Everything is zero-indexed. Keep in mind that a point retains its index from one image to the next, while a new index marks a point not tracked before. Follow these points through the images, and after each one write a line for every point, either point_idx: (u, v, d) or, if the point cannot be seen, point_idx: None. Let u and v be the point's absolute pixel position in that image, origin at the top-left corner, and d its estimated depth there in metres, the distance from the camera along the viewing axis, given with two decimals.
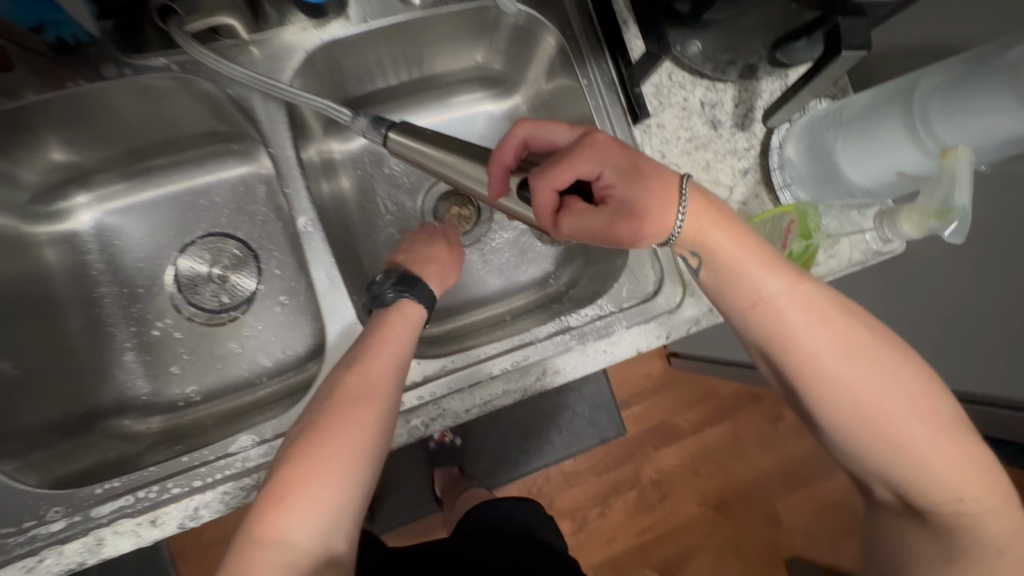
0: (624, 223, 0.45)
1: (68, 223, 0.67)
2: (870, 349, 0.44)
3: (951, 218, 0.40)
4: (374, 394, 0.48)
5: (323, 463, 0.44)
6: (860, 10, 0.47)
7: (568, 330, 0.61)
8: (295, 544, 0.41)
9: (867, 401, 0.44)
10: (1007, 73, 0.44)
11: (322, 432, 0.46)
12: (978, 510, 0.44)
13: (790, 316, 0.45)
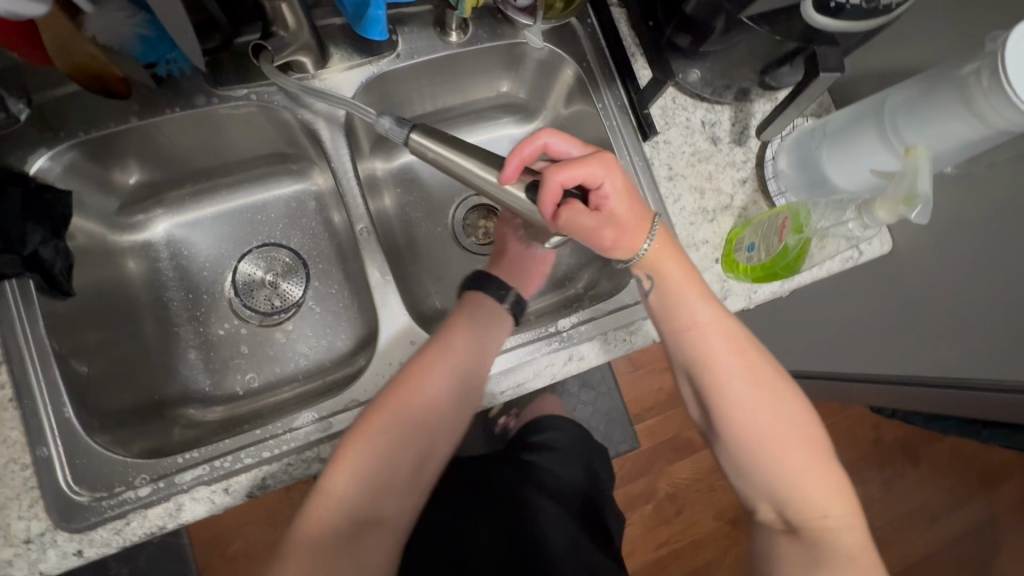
0: (608, 229, 0.57)
1: (145, 233, 0.75)
2: (771, 380, 0.60)
3: (915, 203, 0.46)
4: (446, 371, 0.61)
5: (395, 415, 0.59)
6: (833, 40, 0.56)
7: (591, 320, 0.67)
8: (354, 468, 0.56)
9: (759, 421, 0.59)
10: (956, 91, 0.52)
11: (396, 391, 0.59)
12: (837, 529, 0.57)
13: (713, 345, 0.60)
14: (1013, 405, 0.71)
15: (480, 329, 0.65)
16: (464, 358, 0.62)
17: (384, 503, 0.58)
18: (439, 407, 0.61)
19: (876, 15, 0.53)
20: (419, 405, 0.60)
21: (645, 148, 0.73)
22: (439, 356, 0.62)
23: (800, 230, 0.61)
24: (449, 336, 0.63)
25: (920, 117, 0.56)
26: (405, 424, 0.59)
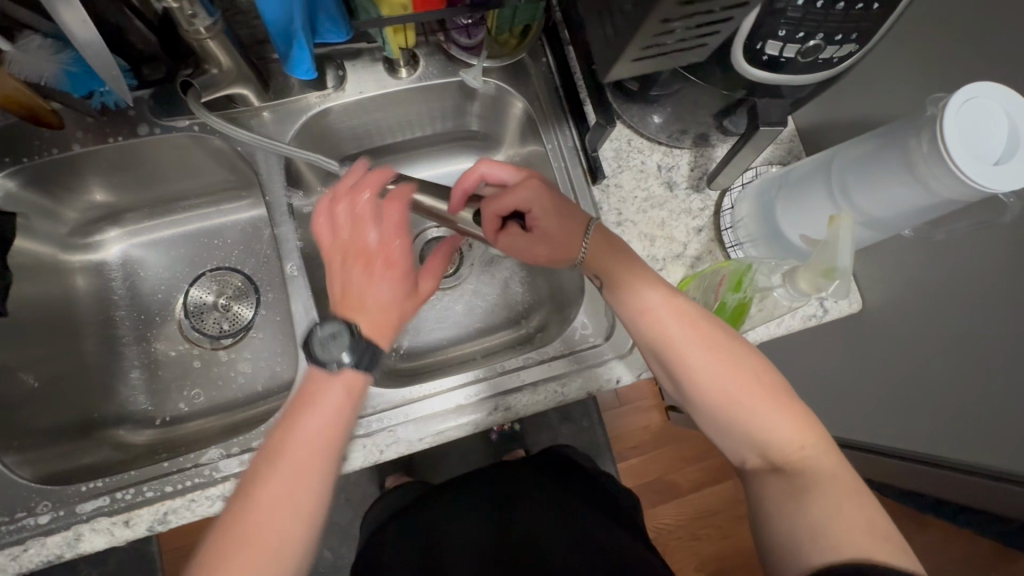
0: (544, 248, 0.59)
1: (100, 253, 0.77)
2: (724, 338, 0.53)
3: (834, 278, 0.48)
4: (314, 467, 0.48)
5: (255, 541, 0.44)
6: (774, 92, 0.53)
7: (521, 369, 0.65)
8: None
9: (725, 380, 0.52)
10: (901, 157, 0.49)
11: (246, 511, 0.45)
12: (818, 459, 0.50)
13: (666, 319, 0.53)
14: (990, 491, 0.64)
15: (348, 400, 0.52)
16: (332, 436, 0.50)
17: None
18: (315, 506, 0.48)
19: (819, 68, 0.50)
20: (292, 519, 0.46)
21: (594, 192, 0.70)
22: (298, 447, 0.48)
23: (737, 289, 0.57)
24: (307, 420, 0.49)
25: (868, 177, 0.53)
26: (276, 551, 0.45)
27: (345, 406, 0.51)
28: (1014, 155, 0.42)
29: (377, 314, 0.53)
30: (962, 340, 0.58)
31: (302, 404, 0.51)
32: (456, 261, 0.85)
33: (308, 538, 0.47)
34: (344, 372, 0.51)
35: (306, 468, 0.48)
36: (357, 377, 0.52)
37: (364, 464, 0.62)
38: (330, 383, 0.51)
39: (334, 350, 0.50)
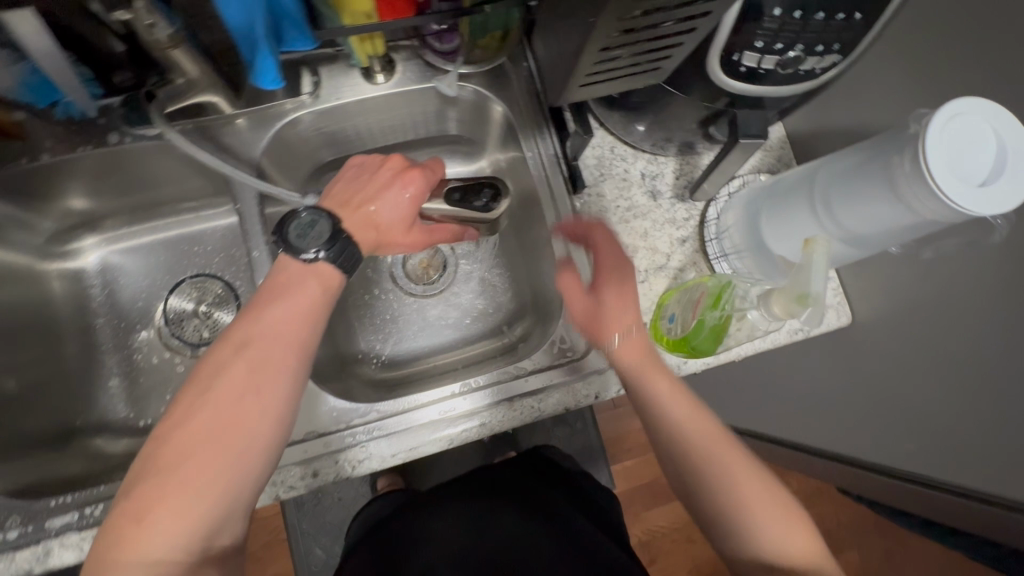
0: (585, 309, 0.58)
1: (78, 261, 0.77)
2: (683, 391, 0.53)
3: (807, 305, 0.47)
4: (280, 360, 0.50)
5: (222, 432, 0.47)
6: (755, 103, 0.51)
7: (498, 384, 0.64)
8: (179, 518, 0.44)
9: (685, 431, 0.52)
10: (883, 176, 0.47)
11: (213, 399, 0.47)
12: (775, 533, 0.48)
13: (630, 362, 0.55)
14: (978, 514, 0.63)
15: (321, 299, 0.54)
16: (302, 333, 0.52)
17: (229, 534, 0.47)
18: (283, 405, 0.50)
19: (801, 79, 0.48)
20: (259, 413, 0.48)
21: (575, 202, 0.69)
22: (267, 340, 0.50)
23: (715, 307, 0.56)
24: (276, 313, 0.52)
25: (852, 192, 0.51)
26: (242, 441, 0.47)
27: (318, 307, 0.54)
28: (1000, 177, 0.40)
29: (367, 234, 0.58)
30: (950, 363, 0.56)
31: (269, 293, 0.53)
32: (440, 267, 0.84)
33: (268, 436, 0.49)
34: (320, 263, 0.55)
35: (268, 377, 0.49)
36: (331, 272, 0.55)
37: (336, 480, 0.61)
38: (303, 281, 0.54)
39: (310, 240, 0.55)
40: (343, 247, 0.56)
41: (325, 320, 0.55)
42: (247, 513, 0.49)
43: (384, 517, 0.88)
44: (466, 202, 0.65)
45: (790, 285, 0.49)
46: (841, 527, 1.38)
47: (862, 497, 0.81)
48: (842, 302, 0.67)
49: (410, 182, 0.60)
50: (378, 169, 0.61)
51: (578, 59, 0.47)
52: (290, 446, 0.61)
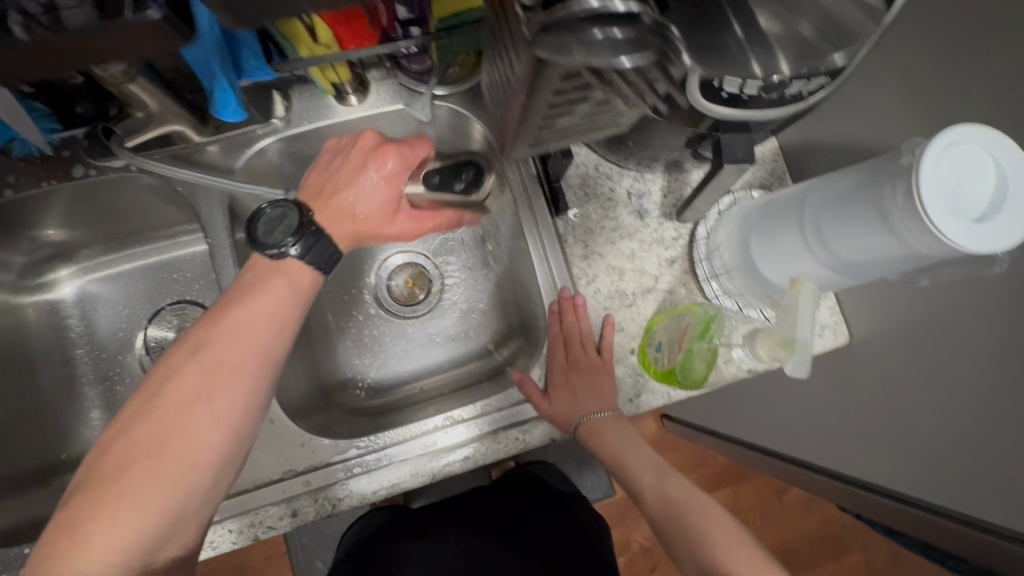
0: (565, 391, 0.62)
1: (54, 292, 0.75)
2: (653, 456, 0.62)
3: (791, 350, 0.46)
4: (234, 367, 0.50)
5: (169, 441, 0.47)
6: (740, 127, 0.48)
7: (482, 416, 0.63)
8: (117, 531, 0.44)
9: (664, 493, 0.59)
10: (878, 209, 0.44)
11: (162, 406, 0.48)
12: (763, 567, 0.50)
13: (611, 435, 0.61)
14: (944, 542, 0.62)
15: (289, 303, 0.53)
16: (263, 340, 0.51)
17: (177, 545, 0.48)
18: (236, 416, 0.50)
19: (786, 103, 0.45)
20: (208, 424, 0.48)
21: (557, 224, 0.67)
22: (223, 347, 0.50)
23: (703, 338, 0.56)
24: (238, 315, 0.51)
25: (844, 218, 0.48)
26: (191, 449, 0.47)
27: (286, 313, 0.53)
28: (999, 211, 0.38)
29: (342, 225, 0.56)
30: (950, 394, 0.54)
31: (240, 292, 0.52)
32: (426, 286, 0.82)
33: (220, 445, 0.49)
34: (288, 259, 0.54)
35: (222, 383, 0.49)
36: (305, 270, 0.54)
37: (316, 518, 0.60)
38: (269, 277, 0.53)
39: (277, 234, 0.54)
40: (315, 245, 0.54)
41: (297, 322, 0.54)
42: (196, 519, 0.49)
43: (378, 528, 0.82)
44: (446, 185, 0.57)
45: (776, 328, 0.48)
46: (844, 530, 1.36)
47: (861, 516, 0.79)
48: (839, 322, 0.67)
49: (387, 158, 0.57)
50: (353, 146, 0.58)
51: (523, 133, 0.46)
52: (269, 485, 0.60)
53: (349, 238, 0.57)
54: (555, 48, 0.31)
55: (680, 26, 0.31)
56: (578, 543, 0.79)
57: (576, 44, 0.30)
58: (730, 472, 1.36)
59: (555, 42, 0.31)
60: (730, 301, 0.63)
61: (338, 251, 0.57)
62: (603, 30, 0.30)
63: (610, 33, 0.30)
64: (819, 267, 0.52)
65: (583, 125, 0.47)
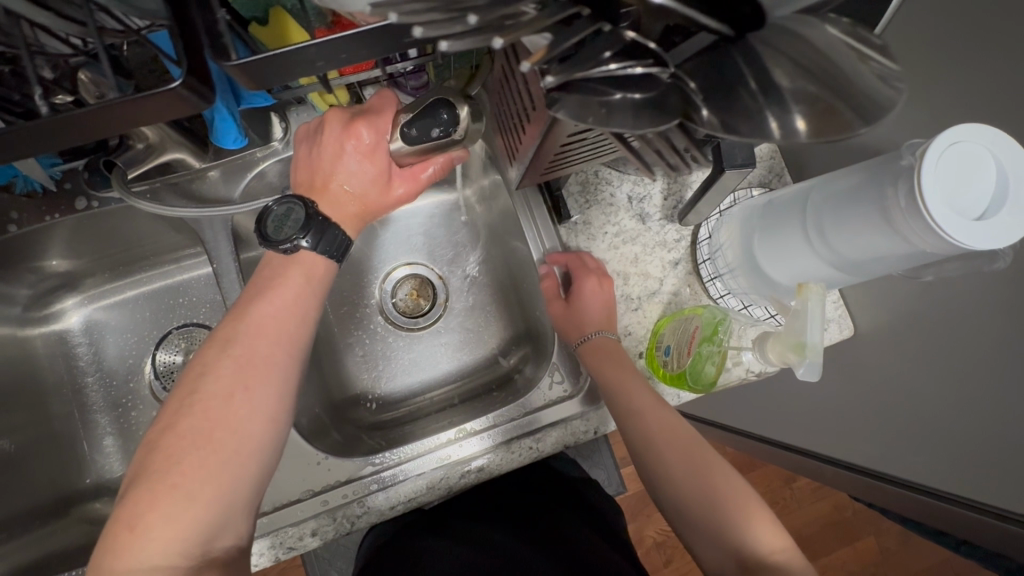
0: (562, 308, 0.64)
1: (61, 323, 0.75)
2: (647, 389, 0.58)
3: (804, 355, 0.46)
4: (268, 354, 0.49)
5: (213, 432, 0.45)
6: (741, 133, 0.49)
7: (496, 427, 0.63)
8: (174, 525, 0.42)
9: (658, 427, 0.55)
10: (879, 213, 0.45)
11: (202, 404, 0.46)
12: (744, 509, 0.51)
13: (609, 362, 0.60)
14: (943, 522, 0.62)
15: (312, 286, 0.53)
16: (293, 327, 0.51)
17: (233, 535, 0.46)
18: (277, 403, 0.48)
19: None
20: (251, 411, 0.47)
21: (561, 231, 0.68)
22: (252, 335, 0.49)
23: (710, 342, 0.56)
24: (262, 308, 0.50)
25: (846, 216, 0.48)
26: (233, 442, 0.46)
27: (309, 297, 0.53)
28: (1001, 207, 0.38)
29: (348, 211, 0.55)
30: (956, 382, 0.55)
31: (272, 272, 0.53)
32: (431, 297, 0.82)
33: (264, 436, 0.47)
34: (303, 252, 0.53)
35: (257, 376, 0.48)
36: (322, 261, 0.54)
37: (337, 535, 0.61)
38: (287, 273, 0.52)
39: (288, 231, 0.52)
40: (323, 234, 0.53)
41: (320, 309, 0.54)
42: (253, 506, 0.48)
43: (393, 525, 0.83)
44: (427, 132, 0.51)
45: (786, 331, 0.49)
46: (855, 515, 1.37)
47: (873, 505, 0.79)
48: (843, 314, 0.67)
49: (360, 133, 0.52)
50: (324, 134, 0.53)
51: (538, 164, 0.48)
52: (288, 506, 0.60)
53: (353, 221, 0.56)
54: (581, 111, 0.31)
55: (693, 82, 0.33)
56: (593, 528, 0.80)
57: (598, 104, 0.31)
58: (739, 463, 1.36)
59: (579, 104, 0.31)
60: (735, 301, 0.64)
61: (348, 236, 0.55)
62: (622, 92, 0.31)
63: (628, 96, 0.31)
64: (823, 267, 0.52)
65: (584, 146, 0.47)
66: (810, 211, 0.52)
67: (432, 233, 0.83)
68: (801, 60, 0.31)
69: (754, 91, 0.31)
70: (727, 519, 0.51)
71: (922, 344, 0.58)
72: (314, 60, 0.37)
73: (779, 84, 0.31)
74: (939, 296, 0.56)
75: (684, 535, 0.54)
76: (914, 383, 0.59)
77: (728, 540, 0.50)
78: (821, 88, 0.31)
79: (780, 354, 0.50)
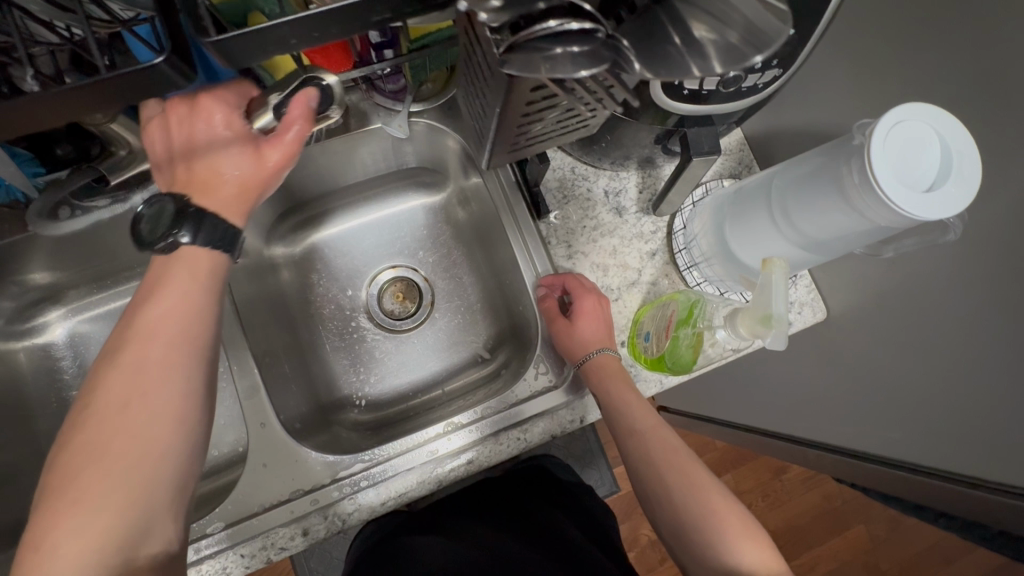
0: (565, 324, 0.63)
1: (44, 336, 0.75)
2: (645, 407, 0.59)
3: (770, 326, 0.48)
4: (159, 356, 0.46)
5: (112, 441, 0.43)
6: (704, 122, 0.51)
7: (483, 419, 0.64)
8: (84, 539, 0.40)
9: (653, 446, 0.58)
10: (838, 189, 0.47)
11: (93, 416, 0.44)
12: (734, 527, 0.52)
13: (608, 379, 0.60)
14: (915, 493, 0.65)
15: (192, 279, 0.49)
16: (186, 326, 0.48)
17: (161, 539, 0.44)
18: (181, 401, 0.46)
19: (744, 95, 0.48)
20: (149, 415, 0.44)
21: (540, 227, 0.69)
22: (140, 338, 0.46)
23: (686, 324, 0.57)
24: (153, 306, 0.47)
25: (810, 198, 0.51)
26: (141, 447, 0.43)
27: (187, 291, 0.49)
28: (947, 181, 0.41)
29: (232, 193, 0.51)
30: (916, 353, 0.58)
31: (152, 281, 0.49)
32: (416, 299, 0.83)
33: (178, 436, 0.45)
34: (188, 246, 0.49)
35: (153, 383, 0.45)
36: (213, 255, 0.51)
37: (327, 535, 0.61)
38: (172, 272, 0.49)
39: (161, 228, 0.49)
40: (198, 223, 0.49)
41: (218, 301, 0.51)
42: (171, 499, 0.45)
43: (384, 530, 0.83)
44: (379, 53, 0.55)
45: (755, 304, 0.51)
46: (845, 504, 1.39)
47: (856, 485, 0.81)
48: (817, 298, 0.67)
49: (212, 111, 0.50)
50: (184, 120, 0.50)
51: (500, 145, 0.47)
52: (276, 506, 0.60)
53: (245, 202, 0.52)
54: (526, 66, 0.32)
55: (627, 39, 0.34)
56: (581, 528, 0.81)
57: (542, 62, 0.32)
58: (729, 457, 1.38)
59: (524, 61, 0.32)
60: (712, 287, 0.66)
61: (235, 225, 0.52)
62: (562, 47, 0.31)
63: (568, 49, 0.32)
64: (790, 248, 0.55)
65: (557, 129, 0.47)
66: (780, 193, 0.54)
67: (414, 236, 0.85)
68: (730, 16, 0.33)
69: (679, 44, 0.34)
70: (721, 545, 0.51)
71: (888, 319, 0.60)
72: (288, 39, 0.38)
73: (697, 35, 0.34)
74: (899, 271, 0.59)
75: (682, 560, 0.54)
76: (880, 356, 0.62)
77: (719, 557, 0.51)
78: (741, 39, 0.33)
79: (752, 328, 0.51)
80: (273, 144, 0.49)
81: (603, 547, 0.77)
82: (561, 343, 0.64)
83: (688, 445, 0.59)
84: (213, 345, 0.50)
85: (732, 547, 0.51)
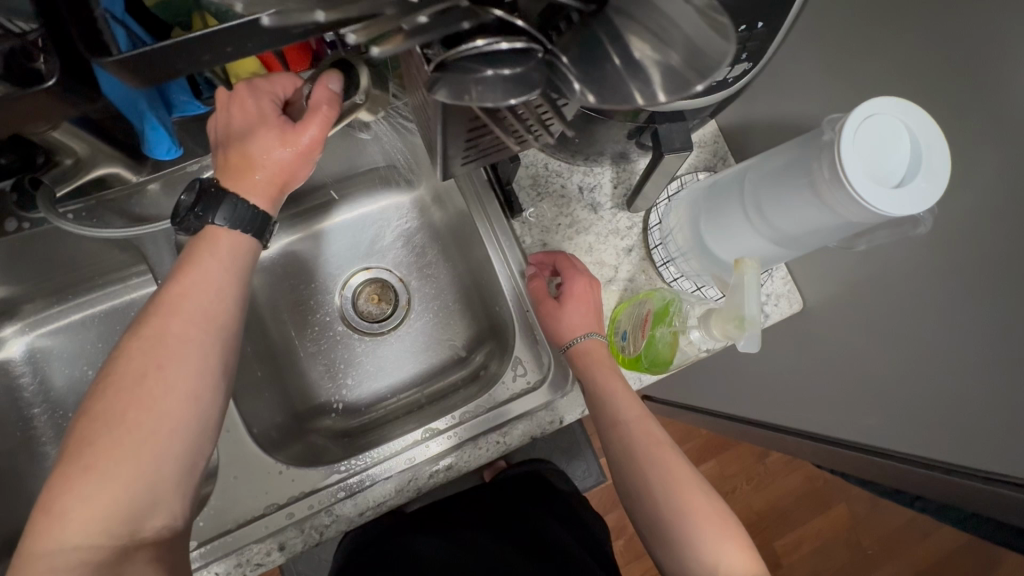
0: (552, 304, 0.62)
1: (1, 353, 0.72)
2: (631, 399, 0.58)
3: (744, 328, 0.48)
4: (182, 333, 0.45)
5: (128, 411, 0.42)
6: (674, 116, 0.50)
7: (461, 423, 0.63)
8: (95, 507, 0.39)
9: (636, 440, 0.56)
10: (809, 184, 0.47)
11: (113, 385, 0.42)
12: (711, 528, 0.52)
13: (596, 368, 0.59)
14: (889, 478, 0.66)
15: (220, 260, 0.48)
16: (209, 308, 0.46)
17: (167, 515, 0.43)
18: (194, 378, 0.44)
19: (714, 91, 0.47)
20: (167, 389, 0.43)
21: (514, 226, 0.68)
22: (165, 313, 0.45)
23: (663, 322, 0.56)
24: (181, 281, 0.46)
25: (781, 193, 0.50)
26: (151, 421, 0.42)
27: (216, 273, 0.48)
28: (917, 175, 0.41)
29: (259, 177, 0.49)
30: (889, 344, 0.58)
31: (188, 254, 0.48)
32: (392, 301, 0.81)
33: (194, 420, 0.44)
34: (217, 228, 0.49)
35: (178, 359, 0.44)
36: (240, 238, 0.50)
37: (304, 549, 0.60)
38: (200, 253, 0.48)
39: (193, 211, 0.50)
40: (223, 203, 0.48)
41: (243, 283, 0.50)
42: (180, 477, 0.43)
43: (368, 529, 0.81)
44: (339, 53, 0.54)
45: (728, 307, 0.51)
46: (828, 484, 1.42)
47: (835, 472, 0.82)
48: (793, 289, 0.69)
49: (247, 97, 0.50)
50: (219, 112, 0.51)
51: (460, 154, 0.45)
52: (251, 522, 0.59)
53: (272, 190, 0.50)
54: (455, 91, 0.30)
55: (563, 58, 0.34)
56: (566, 529, 0.81)
57: (471, 83, 0.30)
58: (713, 443, 1.39)
59: (453, 83, 0.30)
60: (688, 283, 0.65)
61: (263, 209, 0.50)
62: (492, 69, 0.30)
63: (499, 72, 0.30)
64: (762, 245, 0.54)
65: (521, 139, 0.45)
66: (754, 186, 0.54)
67: (390, 237, 0.83)
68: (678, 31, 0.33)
69: (619, 66, 0.33)
70: (697, 545, 0.52)
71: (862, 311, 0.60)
72: (225, 45, 0.37)
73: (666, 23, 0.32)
74: (872, 262, 0.59)
75: (658, 556, 0.55)
76: (856, 347, 0.62)
77: (698, 560, 0.51)
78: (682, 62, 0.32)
79: (725, 330, 0.51)
80: (300, 127, 0.48)
81: (588, 546, 0.78)
82: (547, 326, 0.63)
83: (674, 442, 0.58)
84: (236, 329, 0.49)
85: (708, 546, 0.51)
